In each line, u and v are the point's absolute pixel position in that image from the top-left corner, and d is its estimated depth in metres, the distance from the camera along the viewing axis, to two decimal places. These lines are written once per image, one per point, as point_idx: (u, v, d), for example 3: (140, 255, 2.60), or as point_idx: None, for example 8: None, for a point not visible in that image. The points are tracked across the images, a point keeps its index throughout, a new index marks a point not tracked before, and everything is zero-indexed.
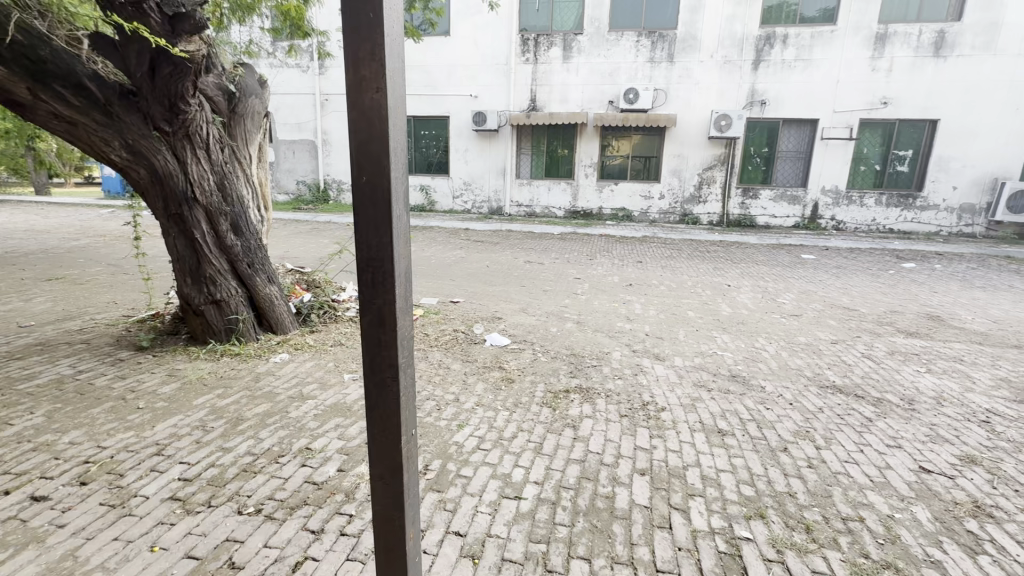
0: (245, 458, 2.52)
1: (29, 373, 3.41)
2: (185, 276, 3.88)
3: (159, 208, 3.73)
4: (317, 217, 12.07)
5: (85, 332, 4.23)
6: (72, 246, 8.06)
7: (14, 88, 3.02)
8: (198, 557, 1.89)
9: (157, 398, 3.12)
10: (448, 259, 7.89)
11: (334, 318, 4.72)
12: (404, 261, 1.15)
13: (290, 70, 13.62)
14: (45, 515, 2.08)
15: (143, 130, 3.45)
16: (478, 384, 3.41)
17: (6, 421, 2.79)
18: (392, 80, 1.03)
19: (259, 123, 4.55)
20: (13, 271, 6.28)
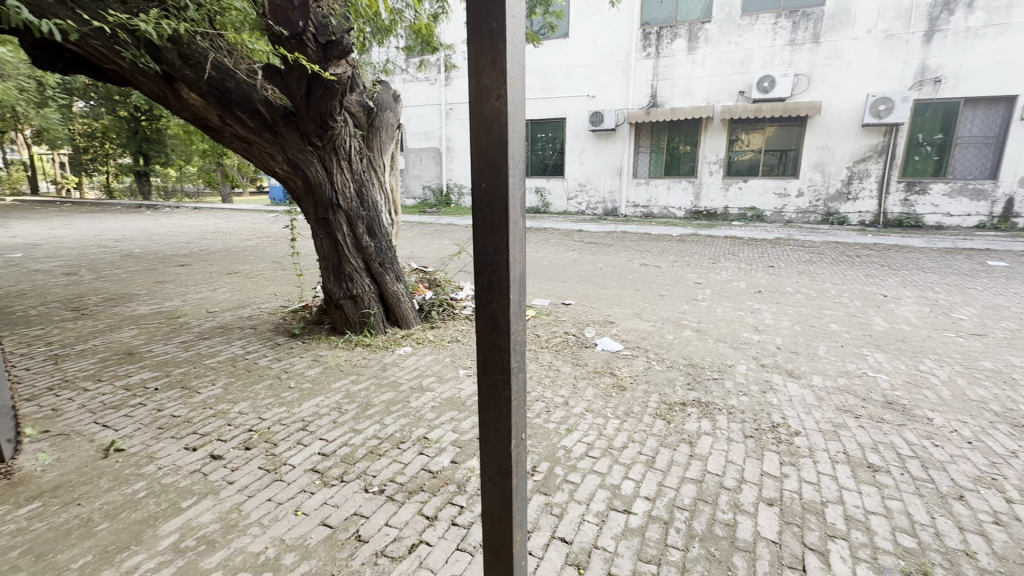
0: (372, 441, 2.77)
1: (213, 350, 4.13)
2: (329, 273, 4.37)
3: (310, 213, 4.25)
4: (439, 220, 12.94)
5: (253, 319, 5.00)
6: (247, 245, 9.63)
7: (209, 115, 3.74)
8: (331, 526, 2.12)
9: (304, 378, 3.58)
10: (561, 260, 7.92)
11: (452, 315, 4.98)
12: (520, 265, 1.16)
13: (420, 84, 14.75)
14: (220, 471, 2.50)
15: (299, 145, 3.96)
16: (588, 389, 3.35)
17: (196, 389, 3.40)
18: (513, 87, 1.04)
19: (393, 134, 4.98)
20: (205, 266, 7.67)
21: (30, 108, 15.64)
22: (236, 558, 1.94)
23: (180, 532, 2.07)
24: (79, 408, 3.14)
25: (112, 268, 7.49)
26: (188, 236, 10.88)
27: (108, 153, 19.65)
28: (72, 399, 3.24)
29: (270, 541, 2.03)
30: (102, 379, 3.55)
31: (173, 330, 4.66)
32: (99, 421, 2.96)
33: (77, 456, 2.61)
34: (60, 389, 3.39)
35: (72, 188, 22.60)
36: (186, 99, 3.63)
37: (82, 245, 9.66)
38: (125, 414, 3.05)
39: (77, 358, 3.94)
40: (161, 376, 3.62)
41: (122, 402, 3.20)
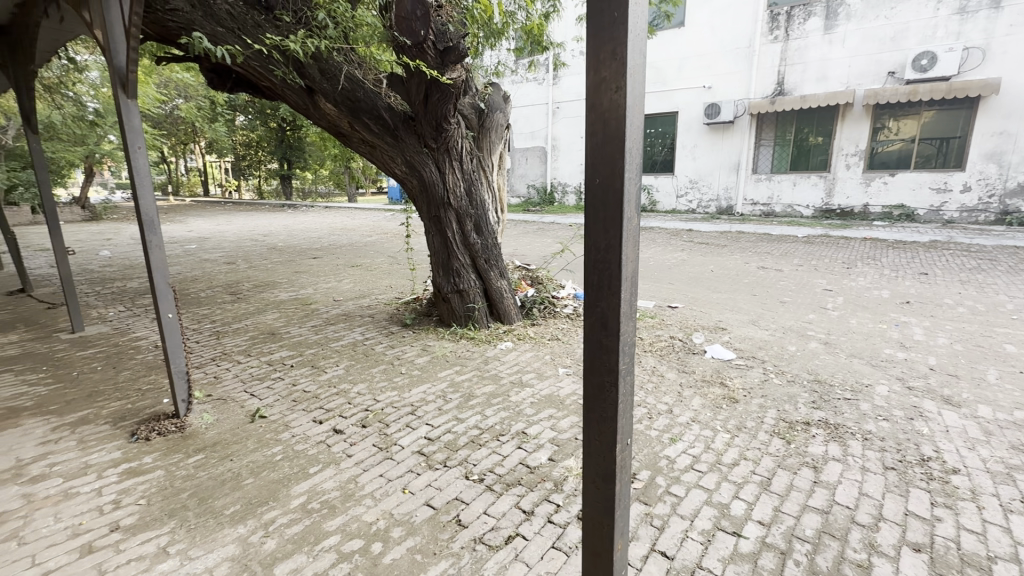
0: (473, 431, 2.88)
1: (337, 335, 4.58)
2: (438, 268, 4.61)
3: (424, 211, 4.51)
4: (542, 218, 13.07)
5: (371, 308, 5.46)
6: (369, 241, 10.55)
7: (341, 123, 4.12)
8: (435, 507, 2.23)
9: (414, 366, 3.83)
10: (668, 261, 7.55)
11: (553, 313, 4.99)
12: (632, 263, 1.12)
13: (528, 84, 14.96)
14: (340, 444, 2.76)
15: (416, 148, 4.25)
16: (694, 398, 3.16)
17: (323, 369, 3.80)
18: (633, 78, 1.00)
19: (502, 134, 5.10)
20: (334, 259, 8.54)
21: (205, 123, 18.59)
22: (352, 524, 2.13)
23: (307, 494, 2.33)
24: (233, 377, 3.67)
25: (261, 259, 8.64)
26: (321, 233, 12.21)
27: (260, 159, 22.68)
28: (228, 369, 3.81)
29: (381, 513, 2.20)
30: (251, 354, 4.12)
31: (306, 315, 5.25)
32: (248, 390, 3.45)
33: (231, 419, 3.06)
34: (221, 360, 4.00)
35: (233, 190, 26.51)
36: (323, 109, 4.04)
37: (239, 239, 11.29)
38: (267, 386, 3.51)
39: (234, 335, 4.62)
40: (296, 355, 4.11)
41: (265, 375, 3.69)
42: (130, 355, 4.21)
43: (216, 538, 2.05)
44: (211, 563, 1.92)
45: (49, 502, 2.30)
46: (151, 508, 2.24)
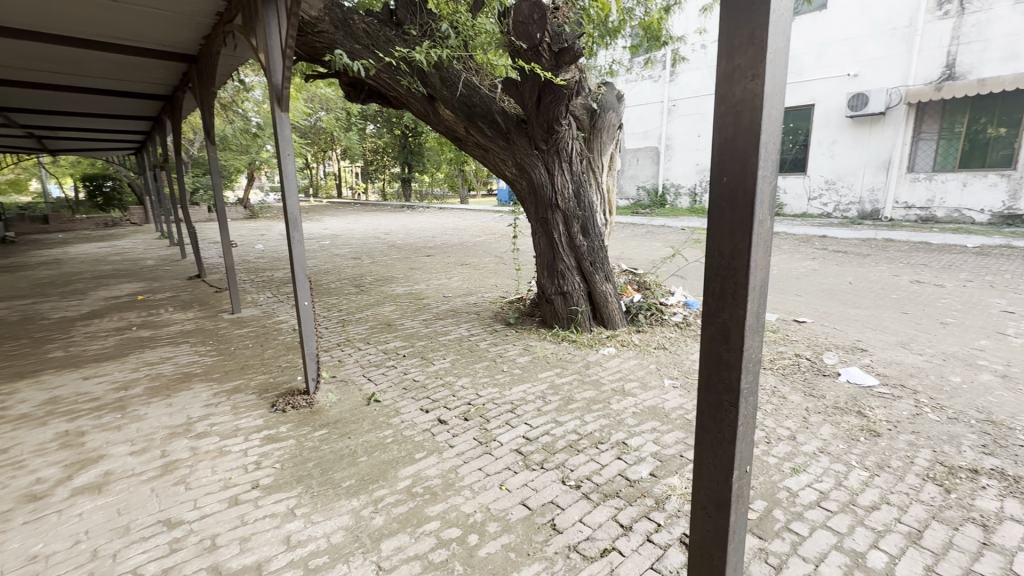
0: (572, 435, 2.84)
1: (446, 329, 4.82)
2: (543, 270, 4.61)
3: (531, 213, 4.55)
4: (652, 221, 12.58)
5: (477, 305, 5.66)
6: (478, 241, 10.98)
7: (457, 128, 4.32)
8: (530, 508, 2.24)
9: (515, 364, 3.89)
10: (794, 270, 6.81)
11: (660, 321, 4.76)
12: (763, 272, 1.02)
13: (642, 83, 14.48)
14: (444, 434, 2.89)
15: (527, 150, 4.31)
16: (824, 426, 2.79)
17: (431, 361, 4.02)
18: (773, 63, 0.91)
19: (615, 135, 4.97)
20: (446, 257, 9.03)
21: (341, 132, 20.80)
22: (451, 513, 2.21)
23: (412, 478, 2.47)
24: (354, 362, 4.03)
25: (382, 256, 9.42)
26: (435, 232, 12.99)
27: (385, 164, 24.75)
28: (350, 355, 4.20)
29: (478, 506, 2.26)
30: (370, 342, 4.50)
31: (418, 309, 5.60)
32: (366, 375, 3.77)
33: (351, 400, 3.36)
34: (345, 346, 4.43)
35: (362, 192, 29.33)
36: (442, 116, 4.27)
37: (365, 237, 12.42)
38: (382, 373, 3.80)
39: (357, 324, 5.08)
40: (408, 345, 4.40)
41: (381, 363, 4.01)
42: (274, 335, 4.84)
43: (334, 507, 2.25)
44: (328, 530, 2.12)
45: (208, 456, 2.71)
46: (284, 472, 2.54)
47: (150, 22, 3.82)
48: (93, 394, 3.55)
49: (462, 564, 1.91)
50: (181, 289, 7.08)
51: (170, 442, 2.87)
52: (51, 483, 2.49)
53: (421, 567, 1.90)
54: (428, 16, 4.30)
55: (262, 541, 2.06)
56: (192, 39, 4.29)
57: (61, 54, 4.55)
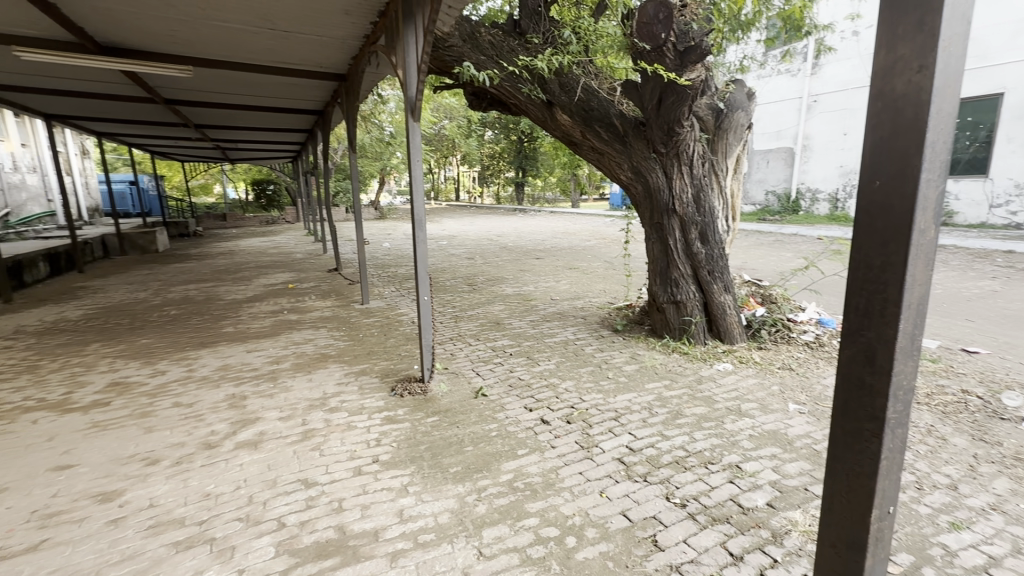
0: (679, 451, 2.71)
1: (552, 331, 4.88)
2: (656, 276, 4.44)
3: (646, 218, 4.42)
4: (782, 229, 11.48)
5: (584, 309, 5.64)
6: (588, 245, 10.92)
7: (574, 132, 4.36)
8: (630, 520, 2.18)
9: (621, 372, 3.81)
10: (965, 290, 5.75)
11: (787, 339, 4.33)
12: (922, 289, 0.90)
13: (779, 78, 13.24)
14: (546, 434, 2.93)
15: (644, 153, 4.20)
16: (998, 480, 2.32)
17: (537, 361, 4.10)
18: (948, 53, 0.80)
19: (744, 135, 4.60)
20: (555, 260, 9.12)
21: (463, 139, 22.01)
22: (550, 512, 2.24)
23: (514, 473, 2.55)
24: (465, 356, 4.26)
25: (494, 257, 9.80)
26: (545, 235, 13.18)
27: (500, 169, 25.70)
28: (461, 349, 4.44)
29: (577, 509, 2.26)
30: (480, 339, 4.71)
31: (526, 309, 5.74)
32: (475, 369, 3.96)
33: (460, 392, 3.55)
34: (457, 340, 4.69)
35: (478, 196, 30.76)
36: (559, 121, 4.35)
37: (478, 238, 13.04)
38: (490, 368, 3.97)
39: (468, 320, 5.35)
40: (515, 344, 4.53)
41: (490, 359, 4.18)
42: (396, 326, 5.29)
43: (442, 490, 2.41)
44: (436, 510, 2.27)
45: (338, 428, 3.06)
46: (400, 451, 2.78)
47: (310, 47, 4.40)
48: (253, 366, 4.19)
49: (558, 564, 1.93)
50: (322, 280, 8.05)
51: (309, 413, 3.29)
52: (222, 436, 3.00)
53: (519, 561, 1.96)
54: (551, 24, 4.41)
55: (380, 511, 2.27)
56: (342, 60, 4.85)
57: (243, 79, 5.44)
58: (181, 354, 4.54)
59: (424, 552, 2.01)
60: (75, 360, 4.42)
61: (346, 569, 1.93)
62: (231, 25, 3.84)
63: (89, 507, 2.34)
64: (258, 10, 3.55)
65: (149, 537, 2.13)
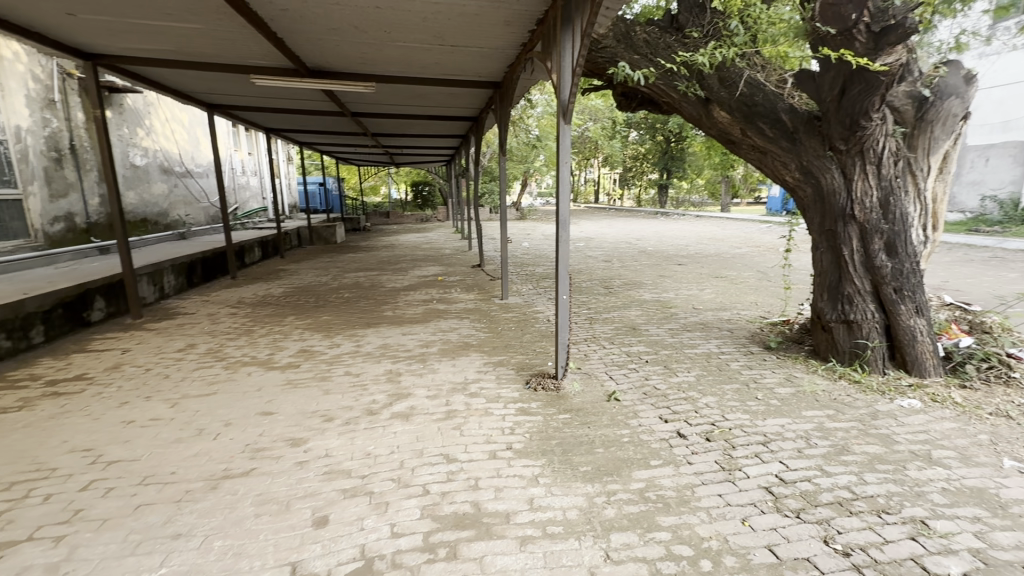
0: (843, 492, 2.36)
1: (693, 342, 4.60)
2: (824, 290, 3.91)
3: (816, 224, 3.92)
4: (1003, 242, 9.24)
5: (730, 322, 5.21)
6: (738, 253, 10.05)
7: (732, 130, 4.07)
8: (777, 556, 1.97)
9: (773, 394, 3.44)
10: None
11: (1005, 379, 3.48)
12: None
13: (1011, 56, 10.66)
14: (683, 449, 2.79)
15: (818, 151, 3.72)
16: None
17: (675, 372, 3.90)
18: None
19: (956, 127, 3.80)
20: (699, 267, 8.56)
21: (606, 140, 21.79)
22: (684, 530, 2.13)
23: (646, 483, 2.47)
24: (598, 359, 4.24)
25: (633, 260, 9.55)
26: (689, 240, 12.45)
27: (643, 170, 24.91)
28: (594, 351, 4.43)
29: (714, 533, 2.11)
30: (615, 342, 4.65)
31: (665, 317, 5.49)
32: (609, 373, 3.92)
33: (593, 393, 3.55)
34: (591, 342, 4.69)
35: (618, 198, 30.21)
36: (716, 118, 4.11)
37: (616, 241, 12.80)
38: (624, 373, 3.89)
39: (603, 323, 5.31)
40: (652, 352, 4.38)
41: (624, 363, 4.10)
42: (532, 323, 5.47)
43: (571, 487, 2.44)
44: (565, 505, 2.31)
45: (477, 413, 3.28)
46: (532, 442, 2.88)
47: (472, 59, 4.76)
48: (408, 347, 4.69)
49: None
50: (467, 274, 8.65)
51: (452, 395, 3.58)
52: (381, 405, 3.42)
53: (648, 572, 1.90)
54: (715, 15, 4.19)
55: (513, 495, 2.39)
56: (499, 69, 5.16)
57: (414, 91, 6.10)
58: (351, 331, 5.28)
59: (553, 542, 2.07)
60: (276, 329, 5.41)
61: (480, 543, 2.07)
62: (409, 45, 4.34)
63: (284, 448, 2.86)
64: (432, 28, 3.96)
65: (325, 481, 2.53)
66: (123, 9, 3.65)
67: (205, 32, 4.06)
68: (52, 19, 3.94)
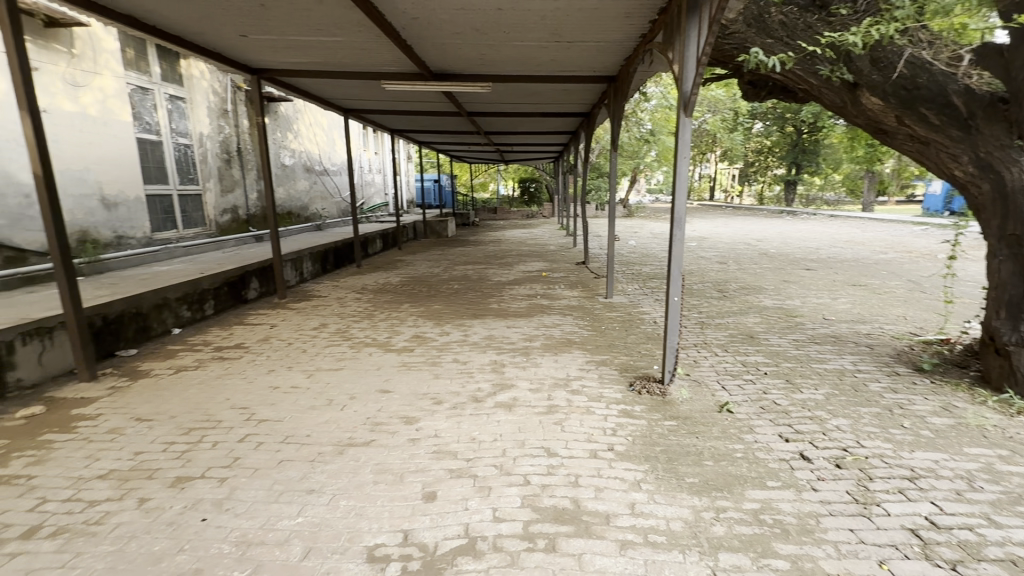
0: (1017, 549, 1.97)
1: (822, 357, 4.12)
2: (1000, 307, 3.26)
3: (993, 228, 3.26)
4: None
5: (870, 337, 4.58)
6: (882, 259, 8.80)
7: (885, 117, 3.68)
8: None
9: (924, 424, 2.96)
10: None
11: None
12: None
13: None
14: (806, 472, 2.52)
15: (1002, 140, 3.11)
16: None
17: (799, 387, 3.53)
18: None
19: None
20: (831, 273, 7.64)
21: (726, 133, 20.32)
22: (805, 562, 1.93)
23: (761, 504, 2.28)
24: (709, 366, 3.99)
25: (751, 263, 8.80)
26: (820, 243, 11.16)
27: (768, 165, 22.81)
28: (705, 358, 4.17)
29: (842, 571, 1.89)
30: (728, 350, 4.33)
31: (789, 326, 4.99)
32: (720, 382, 3.66)
33: (703, 402, 3.35)
34: (701, 347, 4.43)
35: (737, 195, 28.01)
36: (865, 104, 3.75)
37: (733, 242, 11.89)
38: (738, 384, 3.61)
39: (715, 329, 4.98)
40: (771, 363, 4.01)
41: (739, 374, 3.81)
42: (637, 324, 5.30)
43: (676, 497, 2.34)
44: (669, 515, 2.22)
45: (578, 410, 3.26)
46: (635, 446, 2.80)
47: (588, 54, 4.71)
48: (511, 340, 4.81)
49: None
50: (571, 271, 8.62)
51: (553, 390, 3.61)
52: (485, 394, 3.55)
53: None
54: None
55: (613, 497, 2.35)
56: (615, 63, 5.05)
57: (527, 89, 6.21)
58: (459, 321, 5.55)
59: (653, 551, 2.00)
60: (393, 314, 5.87)
61: (579, 540, 2.07)
62: (526, 43, 4.42)
63: (399, 424, 3.10)
64: (550, 26, 3.99)
65: (434, 459, 2.70)
66: (284, 28, 4.19)
67: (347, 44, 4.51)
68: (229, 41, 4.65)
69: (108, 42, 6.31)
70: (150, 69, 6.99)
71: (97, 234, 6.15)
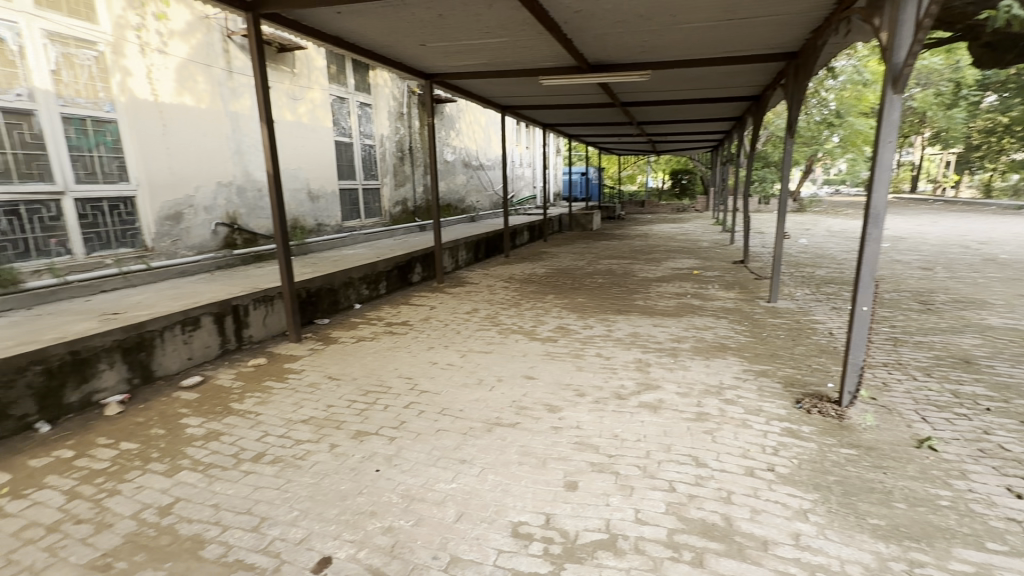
0: None
1: None
2: None
3: None
4: None
5: None
6: None
7: None
8: None
9: None
10: None
11: None
12: None
13: None
14: None
15: None
16: None
17: None
18: None
19: None
20: None
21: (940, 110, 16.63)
22: None
23: (976, 568, 1.85)
24: (904, 391, 3.34)
25: (969, 270, 7.11)
26: None
27: (1001, 148, 18.10)
28: (898, 381, 3.49)
29: None
30: (932, 375, 3.57)
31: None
32: (920, 413, 3.04)
33: (893, 432, 2.83)
34: (893, 368, 3.73)
35: (950, 186, 22.80)
36: None
37: (942, 243, 9.73)
38: (945, 418, 2.95)
39: (914, 348, 4.14)
40: (996, 397, 3.20)
41: (947, 405, 3.12)
42: (806, 334, 4.67)
43: (855, 537, 2.02)
44: (844, 555, 1.93)
45: (732, 422, 3.01)
46: (801, 471, 2.49)
47: (766, 29, 4.23)
48: (657, 339, 4.62)
49: None
50: (728, 271, 7.91)
51: (704, 397, 3.37)
52: (628, 392, 3.48)
53: None
54: None
55: (773, 522, 2.12)
56: (799, 37, 4.45)
57: (690, 74, 5.81)
58: (603, 315, 5.50)
59: None
60: (538, 305, 6.06)
61: (731, 561, 1.92)
62: (694, 25, 4.14)
63: (542, 411, 3.21)
64: (723, 3, 3.67)
65: (576, 450, 2.74)
66: (457, 34, 4.56)
67: (510, 43, 4.72)
68: (412, 51, 5.22)
69: (318, 61, 7.54)
70: (347, 81, 8.19)
71: (304, 222, 7.44)
